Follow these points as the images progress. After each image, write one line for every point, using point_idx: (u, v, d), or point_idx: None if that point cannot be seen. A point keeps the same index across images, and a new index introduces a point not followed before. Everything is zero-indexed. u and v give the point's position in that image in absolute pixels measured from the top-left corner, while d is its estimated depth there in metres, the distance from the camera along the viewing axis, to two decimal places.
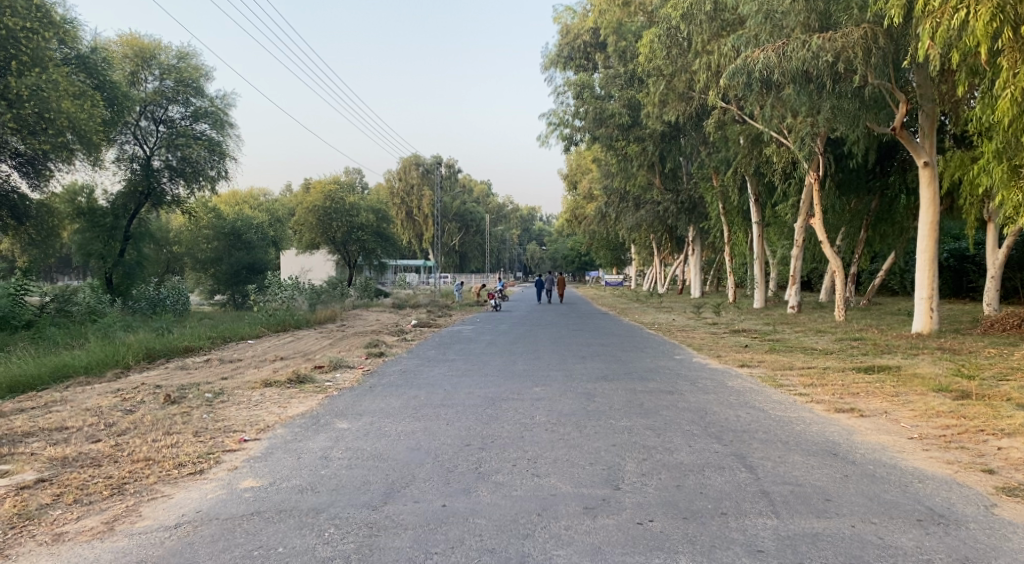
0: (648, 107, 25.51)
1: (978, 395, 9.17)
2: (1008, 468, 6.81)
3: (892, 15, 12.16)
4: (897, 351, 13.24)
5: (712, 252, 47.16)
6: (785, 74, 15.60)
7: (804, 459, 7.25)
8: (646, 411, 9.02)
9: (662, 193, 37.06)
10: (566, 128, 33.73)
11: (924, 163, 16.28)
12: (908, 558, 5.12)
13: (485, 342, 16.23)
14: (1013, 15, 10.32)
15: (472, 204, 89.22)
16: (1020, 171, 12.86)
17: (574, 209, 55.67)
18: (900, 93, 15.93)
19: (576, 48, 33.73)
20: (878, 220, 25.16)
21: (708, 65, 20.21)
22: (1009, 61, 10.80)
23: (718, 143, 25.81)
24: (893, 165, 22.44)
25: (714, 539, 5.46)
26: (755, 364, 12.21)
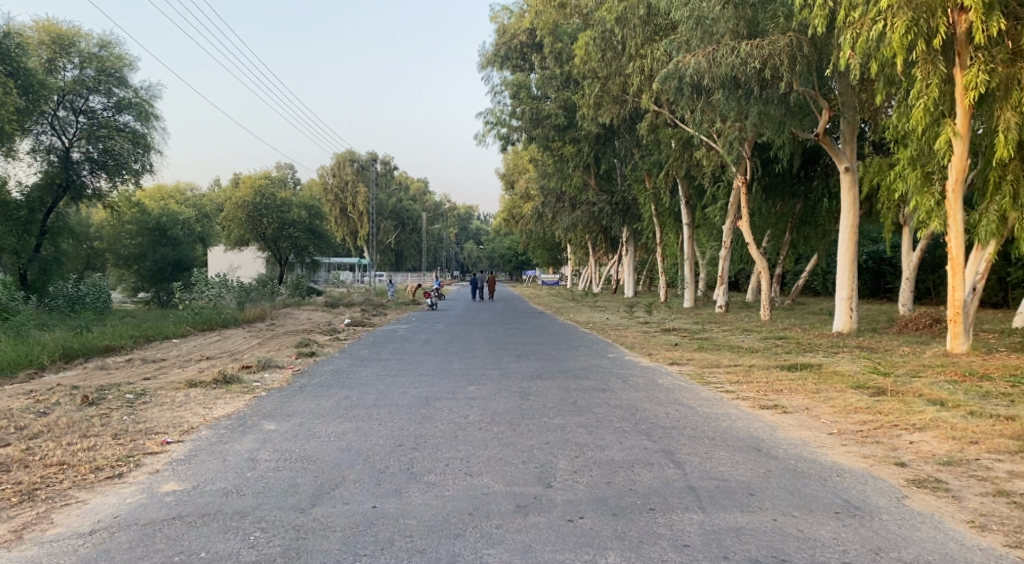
0: (583, 109, 25.81)
1: (893, 391, 9.59)
2: (919, 461, 7.13)
3: (815, 25, 12.65)
4: (819, 349, 13.73)
5: (647, 252, 48.23)
6: (715, 79, 16.01)
7: (729, 454, 7.45)
8: (578, 409, 9.10)
9: (597, 195, 37.46)
10: (503, 128, 33.64)
11: (845, 168, 16.83)
12: (824, 550, 5.32)
13: (420, 341, 16.19)
14: (927, 29, 11.13)
15: (408, 202, 88.67)
16: (933, 177, 13.22)
17: (512, 208, 55.95)
18: (823, 100, 16.41)
19: (512, 48, 33.57)
20: (802, 223, 26.13)
21: (641, 69, 20.68)
22: (922, 72, 11.62)
23: (652, 146, 26.28)
24: (816, 170, 23.17)
25: (642, 535, 5.55)
26: (684, 362, 12.51)
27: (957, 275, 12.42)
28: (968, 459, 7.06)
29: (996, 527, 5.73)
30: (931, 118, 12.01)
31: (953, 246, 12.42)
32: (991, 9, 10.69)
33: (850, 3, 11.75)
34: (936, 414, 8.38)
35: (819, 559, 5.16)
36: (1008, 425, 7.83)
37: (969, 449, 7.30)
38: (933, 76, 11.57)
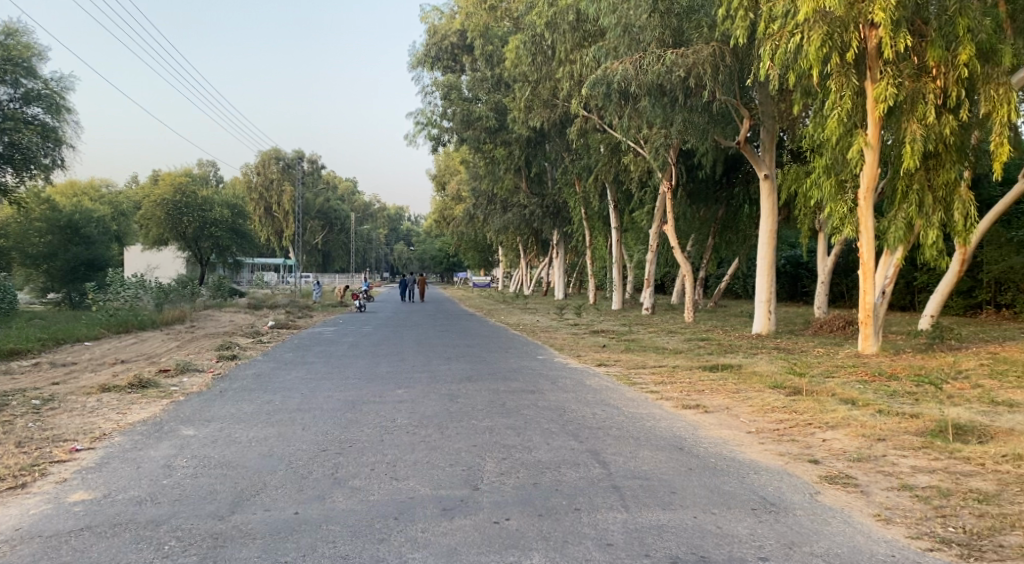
0: (515, 112, 26.19)
1: (807, 391, 9.94)
2: (830, 458, 7.43)
3: (736, 36, 13.12)
4: (740, 350, 14.18)
5: (577, 255, 48.90)
6: (641, 85, 16.19)
7: (653, 454, 7.59)
8: (507, 411, 9.12)
9: (528, 198, 37.87)
10: (434, 129, 33.37)
11: (764, 175, 17.41)
12: (742, 545, 5.48)
13: (348, 344, 15.96)
14: (841, 43, 11.67)
15: (336, 202, 87.33)
16: (846, 186, 13.64)
17: (443, 210, 55.74)
18: (744, 109, 16.90)
19: (443, 49, 32.97)
20: (725, 229, 26.76)
21: (571, 74, 20.96)
22: (837, 84, 12.13)
23: (582, 150, 26.65)
24: (738, 177, 23.81)
25: (567, 535, 5.62)
26: (612, 363, 12.70)
27: (868, 279, 13.01)
28: (875, 455, 7.41)
29: (899, 520, 6.03)
30: (844, 128, 12.55)
31: (864, 252, 13.02)
32: (899, 26, 11.28)
33: (769, 16, 12.31)
34: (847, 413, 8.73)
35: (736, 554, 5.31)
36: (913, 423, 8.24)
37: (877, 446, 7.65)
38: (847, 88, 12.09)
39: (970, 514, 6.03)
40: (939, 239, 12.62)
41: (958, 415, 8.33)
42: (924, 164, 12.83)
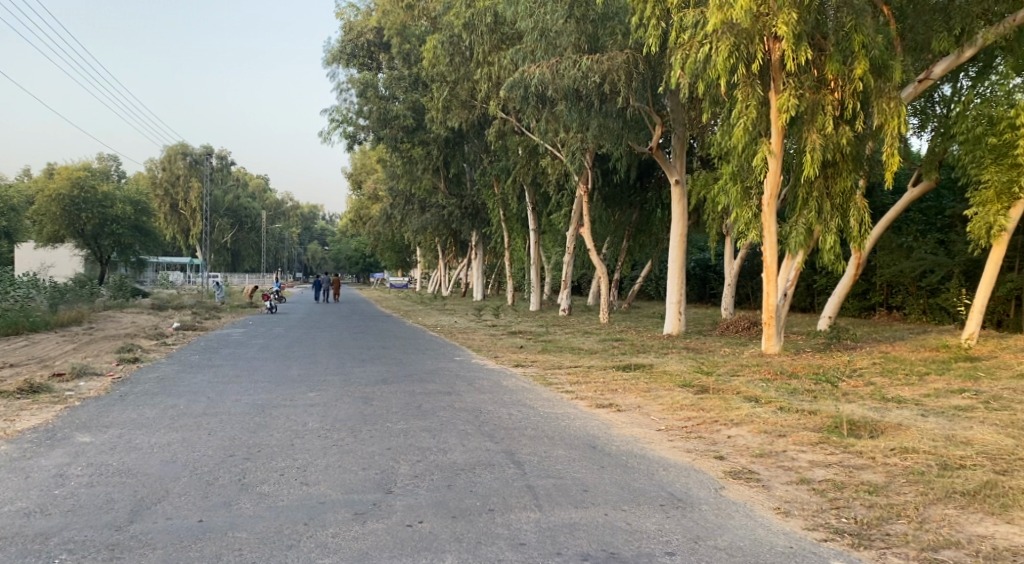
0: (432, 112, 26.07)
1: (714, 389, 10.28)
2: (735, 454, 7.72)
3: (649, 44, 13.56)
4: (651, 350, 14.56)
5: (495, 256, 49.31)
6: (558, 90, 16.74)
7: (566, 453, 7.70)
8: (422, 413, 9.08)
9: (446, 198, 37.50)
10: (350, 126, 32.69)
11: (675, 180, 17.87)
12: (650, 541, 5.62)
13: (257, 346, 15.55)
14: (747, 54, 12.14)
15: (246, 200, 84.68)
16: (751, 192, 14.14)
17: (361, 209, 55.21)
18: (656, 116, 17.33)
19: (359, 46, 32.50)
20: (639, 232, 27.45)
21: (488, 76, 21.42)
22: (743, 94, 12.60)
23: (500, 152, 27.01)
24: (652, 183, 24.64)
25: (480, 536, 5.64)
26: (528, 364, 12.79)
27: (771, 282, 13.54)
28: (776, 451, 7.73)
29: (797, 512, 6.31)
30: (750, 136, 13.05)
31: (767, 255, 13.55)
32: (799, 40, 11.79)
33: (680, 26, 12.79)
34: (751, 410, 9.09)
35: (644, 550, 5.44)
36: (811, 419, 8.66)
37: (778, 442, 7.99)
38: (752, 98, 12.55)
39: (861, 505, 6.38)
40: (836, 243, 13.25)
41: (852, 411, 8.80)
42: (823, 172, 13.44)
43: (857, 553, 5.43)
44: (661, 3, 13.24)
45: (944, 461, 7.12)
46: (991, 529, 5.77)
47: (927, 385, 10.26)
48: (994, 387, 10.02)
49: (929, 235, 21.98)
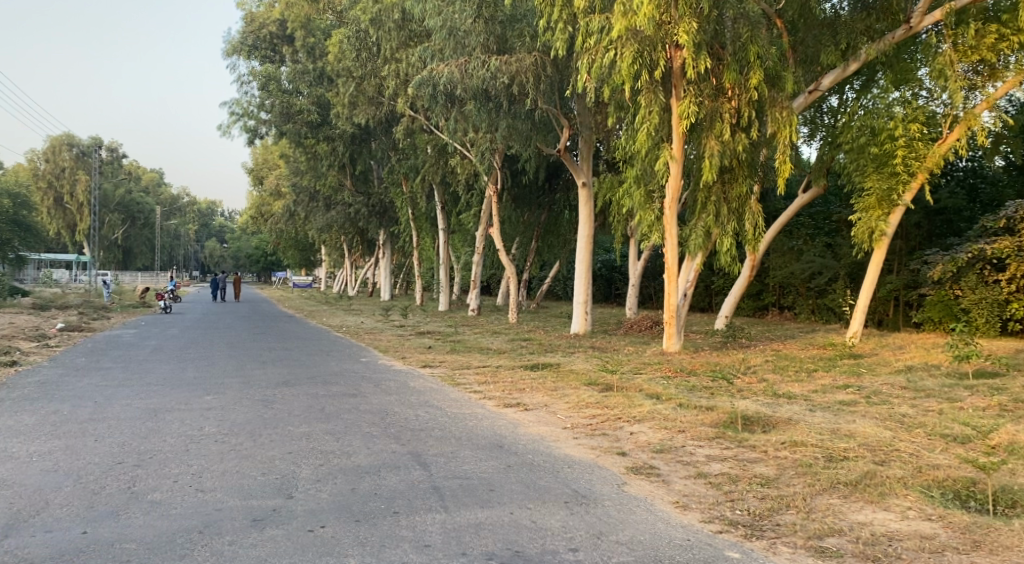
0: (338, 108, 25.63)
1: (618, 387, 10.53)
2: (637, 450, 7.93)
3: (557, 47, 13.77)
4: (559, 349, 14.80)
5: (403, 256, 48.99)
6: (467, 90, 16.77)
7: (472, 454, 7.71)
8: (325, 416, 8.89)
9: (353, 196, 36.26)
10: (250, 120, 31.57)
11: (582, 183, 18.14)
12: (554, 538, 5.69)
13: (148, 348, 14.84)
14: (650, 61, 12.49)
15: (139, 195, 80.79)
16: (654, 196, 14.54)
17: (261, 205, 53.40)
18: (564, 119, 17.62)
19: (261, 38, 32.03)
20: (547, 232, 27.89)
21: (396, 73, 21.44)
22: (646, 100, 12.93)
23: (408, 150, 26.91)
24: (558, 185, 25.54)
25: (384, 538, 5.57)
26: (436, 364, 12.75)
27: (672, 282, 13.97)
28: (676, 446, 7.98)
29: (694, 506, 6.53)
30: (652, 141, 13.40)
31: (668, 257, 13.96)
32: (699, 49, 12.26)
33: (586, 30, 12.99)
34: (652, 407, 9.36)
35: (548, 547, 5.49)
36: (708, 415, 8.99)
37: (678, 437, 8.25)
38: (654, 104, 12.92)
39: (754, 497, 6.66)
40: (733, 245, 13.83)
41: (747, 407, 9.18)
42: (720, 177, 13.96)
43: (750, 543, 5.67)
44: (567, 8, 13.43)
45: (830, 453, 7.53)
46: (871, 516, 6.13)
47: (815, 381, 10.85)
48: (875, 382, 10.70)
49: (818, 238, 22.94)
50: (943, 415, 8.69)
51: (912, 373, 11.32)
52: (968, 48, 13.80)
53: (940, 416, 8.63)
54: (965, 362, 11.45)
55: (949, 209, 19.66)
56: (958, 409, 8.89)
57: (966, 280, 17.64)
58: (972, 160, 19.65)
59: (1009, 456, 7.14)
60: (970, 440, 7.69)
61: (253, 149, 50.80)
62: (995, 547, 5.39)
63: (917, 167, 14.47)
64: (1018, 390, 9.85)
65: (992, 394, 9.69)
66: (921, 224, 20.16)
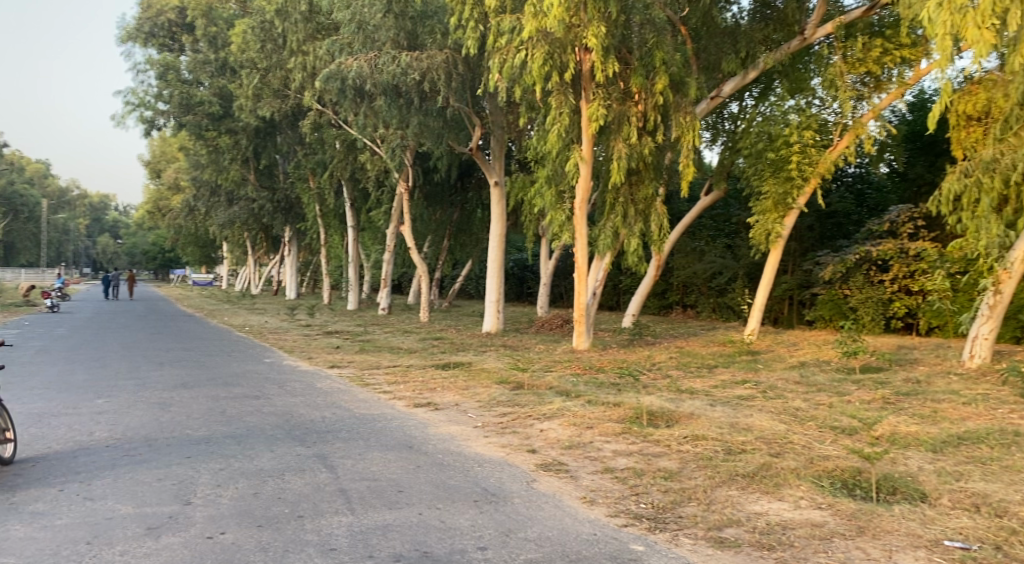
0: (241, 100, 24.84)
1: (528, 385, 10.63)
2: (546, 447, 8.02)
3: (468, 46, 13.80)
4: (470, 348, 14.83)
5: (310, 253, 48.04)
6: (376, 85, 16.34)
7: (381, 455, 7.61)
8: (226, 419, 8.60)
9: (257, 191, 35.15)
10: (146, 110, 29.93)
11: (494, 182, 18.21)
12: (463, 537, 5.66)
13: (30, 350, 13.93)
14: (560, 62, 12.69)
15: (23, 188, 75.94)
16: (564, 196, 14.77)
17: (159, 200, 51.28)
18: (476, 118, 17.69)
19: (159, 25, 30.20)
20: (459, 231, 28.06)
21: (303, 65, 21.19)
22: (556, 101, 13.12)
23: (316, 145, 26.41)
24: (472, 182, 25.45)
25: (288, 543, 5.41)
26: (344, 364, 12.56)
27: (582, 282, 14.19)
28: (584, 442, 8.12)
29: (601, 500, 6.65)
30: (563, 142, 13.58)
31: (579, 257, 14.14)
32: (607, 53, 12.53)
33: (497, 30, 13.08)
34: (562, 405, 9.50)
35: (457, 546, 5.46)
36: (615, 411, 9.20)
37: (586, 434, 8.39)
38: (564, 106, 13.12)
39: (658, 491, 6.83)
40: (639, 246, 14.19)
41: (652, 403, 9.44)
42: (628, 179, 14.34)
43: (653, 536, 5.80)
44: (479, 7, 13.52)
45: (729, 446, 7.82)
46: (766, 506, 6.39)
47: (716, 376, 11.28)
48: (771, 377, 11.22)
49: (718, 240, 23.87)
50: (833, 408, 9.18)
51: (805, 369, 11.94)
52: (856, 60, 14.71)
53: (830, 409, 9.12)
54: (852, 357, 12.15)
55: (839, 214, 20.79)
56: (846, 403, 9.42)
57: (854, 280, 18.69)
58: (860, 167, 20.50)
59: (890, 446, 7.62)
60: (856, 432, 8.16)
61: (150, 140, 48.38)
62: (878, 531, 5.72)
63: (810, 173, 15.08)
64: (900, 384, 10.53)
65: (876, 388, 10.30)
66: (813, 227, 21.28)
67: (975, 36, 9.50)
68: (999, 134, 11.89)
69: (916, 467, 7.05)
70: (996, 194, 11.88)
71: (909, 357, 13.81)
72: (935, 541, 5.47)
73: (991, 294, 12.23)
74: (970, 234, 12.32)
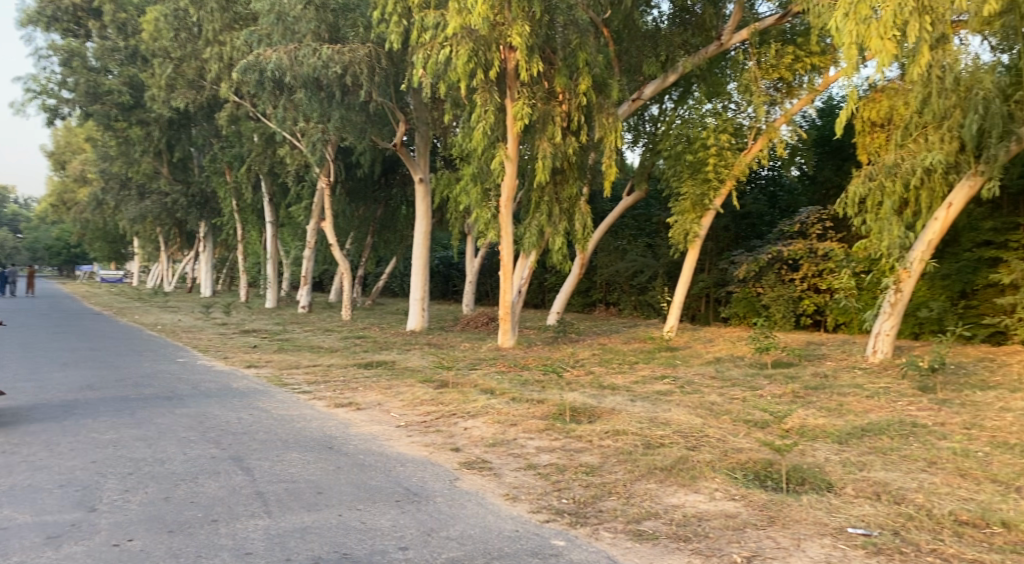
0: (152, 90, 23.86)
1: (452, 383, 10.60)
2: (470, 445, 8.01)
3: (392, 40, 13.65)
4: (393, 347, 14.70)
5: (227, 250, 46.62)
6: (296, 77, 16.25)
7: (300, 456, 7.46)
8: (135, 421, 8.27)
9: (170, 184, 33.84)
10: (50, 98, 28.50)
11: (418, 178, 18.07)
12: (383, 538, 5.59)
13: None
14: (485, 60, 12.71)
15: None
16: (490, 194, 14.77)
17: (63, 193, 48.89)
18: (400, 113, 17.50)
19: (63, 9, 27.79)
20: (383, 228, 27.95)
21: (218, 56, 20.70)
22: (481, 99, 13.13)
23: (233, 138, 25.68)
24: (395, 179, 25.43)
25: (200, 549, 5.24)
26: (262, 364, 12.25)
27: (507, 280, 14.28)
28: (507, 439, 8.16)
29: (523, 497, 6.68)
30: (488, 140, 13.60)
31: (504, 254, 14.22)
32: (531, 52, 12.63)
33: (421, 25, 13.00)
34: (486, 402, 9.53)
35: (377, 547, 5.40)
36: (539, 408, 9.29)
37: (509, 431, 8.44)
38: (489, 104, 13.14)
39: (580, 486, 6.91)
40: (564, 244, 14.38)
41: (575, 399, 9.58)
42: (552, 178, 14.51)
43: (574, 531, 5.87)
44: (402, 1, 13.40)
45: (648, 440, 7.99)
46: (683, 499, 6.56)
47: (636, 372, 11.53)
48: (689, 372, 11.56)
49: (640, 239, 24.41)
50: (746, 402, 9.50)
51: (721, 364, 12.34)
52: (769, 66, 15.19)
53: (743, 403, 9.44)
54: (764, 353, 12.62)
55: (753, 214, 21.51)
56: (759, 397, 9.77)
57: (766, 278, 19.42)
58: (773, 170, 21.24)
59: (799, 438, 7.94)
60: (768, 424, 8.48)
61: (53, 130, 46.04)
62: (787, 521, 5.94)
63: (726, 175, 15.66)
64: (809, 378, 11.00)
65: (787, 382, 10.71)
66: (728, 227, 21.92)
67: (877, 46, 9.97)
68: (900, 141, 12.51)
69: (823, 457, 7.36)
70: (897, 198, 12.47)
71: (818, 353, 14.43)
72: (839, 529, 5.71)
73: (893, 292, 13.03)
74: (874, 235, 12.98)
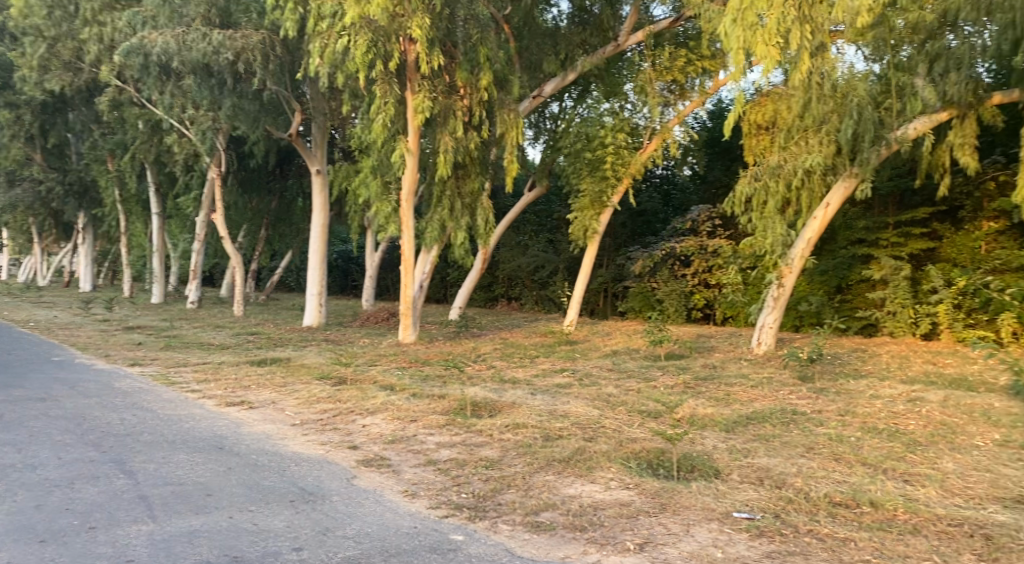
0: (23, 71, 22.28)
1: (351, 380, 10.44)
2: (368, 442, 7.92)
3: (287, 27, 13.22)
4: (288, 343, 14.34)
5: (108, 242, 44.10)
6: (186, 62, 15.73)
7: (188, 457, 7.17)
8: (2, 425, 7.74)
9: (44, 172, 31.46)
10: None
11: (316, 170, 17.64)
12: (276, 538, 5.45)
13: None
14: (385, 51, 12.59)
15: None
16: (391, 187, 14.54)
17: None
18: (295, 103, 17.05)
19: None
20: (279, 220, 27.40)
21: (99, 37, 19.55)
22: (380, 91, 12.96)
23: (116, 123, 24.32)
24: (291, 169, 24.92)
25: (76, 558, 4.95)
26: (147, 362, 11.70)
27: (408, 274, 14.17)
28: (407, 436, 8.11)
29: (422, 493, 6.65)
30: (388, 133, 13.41)
31: (405, 248, 14.09)
32: (431, 45, 12.62)
33: (318, 14, 12.70)
34: (386, 399, 9.46)
35: (269, 548, 5.26)
36: (439, 403, 9.29)
37: (409, 427, 8.40)
38: (389, 96, 13.01)
39: (479, 480, 6.94)
40: (465, 239, 14.42)
41: (475, 393, 9.64)
42: (454, 173, 14.52)
43: (473, 524, 5.89)
44: None
45: (546, 432, 8.13)
46: (580, 489, 6.69)
47: (537, 365, 11.72)
48: (587, 364, 11.85)
49: (541, 234, 24.80)
50: (640, 393, 9.82)
51: (617, 356, 12.69)
52: (663, 68, 15.71)
53: (638, 394, 9.77)
54: (659, 346, 13.05)
55: (648, 212, 22.14)
56: (652, 388, 10.10)
57: (660, 274, 20.07)
58: (666, 169, 21.98)
59: (689, 428, 8.26)
60: (660, 415, 8.79)
61: None
62: (677, 507, 6.15)
63: (623, 173, 16.13)
64: (699, 368, 11.49)
65: (678, 373, 11.14)
66: (625, 224, 22.52)
67: (762, 51, 10.50)
68: (783, 143, 13.16)
69: (711, 446, 7.68)
70: (780, 197, 13.13)
71: (708, 345, 15.03)
72: (725, 513, 5.98)
73: (776, 287, 13.83)
74: (760, 233, 13.54)
